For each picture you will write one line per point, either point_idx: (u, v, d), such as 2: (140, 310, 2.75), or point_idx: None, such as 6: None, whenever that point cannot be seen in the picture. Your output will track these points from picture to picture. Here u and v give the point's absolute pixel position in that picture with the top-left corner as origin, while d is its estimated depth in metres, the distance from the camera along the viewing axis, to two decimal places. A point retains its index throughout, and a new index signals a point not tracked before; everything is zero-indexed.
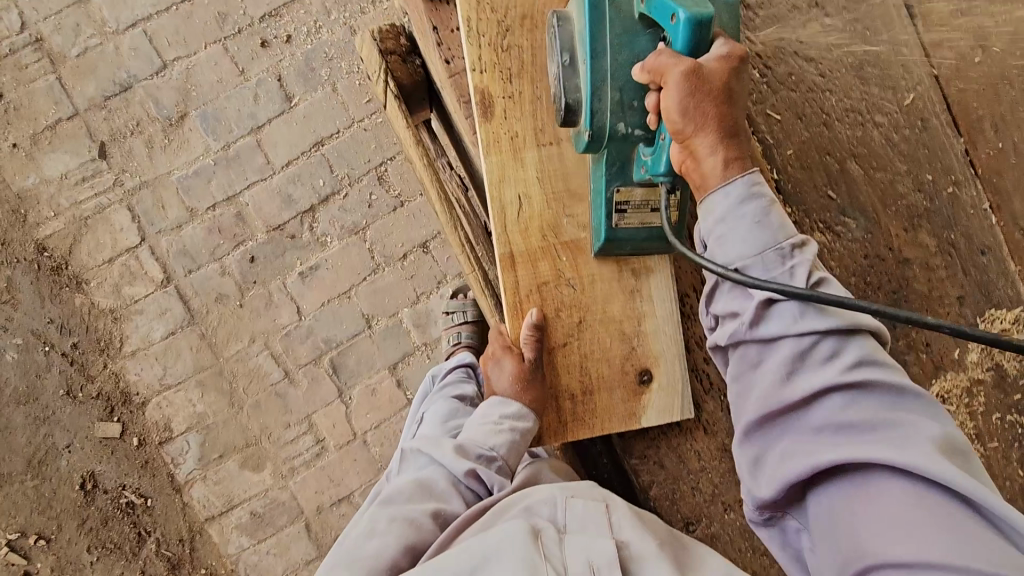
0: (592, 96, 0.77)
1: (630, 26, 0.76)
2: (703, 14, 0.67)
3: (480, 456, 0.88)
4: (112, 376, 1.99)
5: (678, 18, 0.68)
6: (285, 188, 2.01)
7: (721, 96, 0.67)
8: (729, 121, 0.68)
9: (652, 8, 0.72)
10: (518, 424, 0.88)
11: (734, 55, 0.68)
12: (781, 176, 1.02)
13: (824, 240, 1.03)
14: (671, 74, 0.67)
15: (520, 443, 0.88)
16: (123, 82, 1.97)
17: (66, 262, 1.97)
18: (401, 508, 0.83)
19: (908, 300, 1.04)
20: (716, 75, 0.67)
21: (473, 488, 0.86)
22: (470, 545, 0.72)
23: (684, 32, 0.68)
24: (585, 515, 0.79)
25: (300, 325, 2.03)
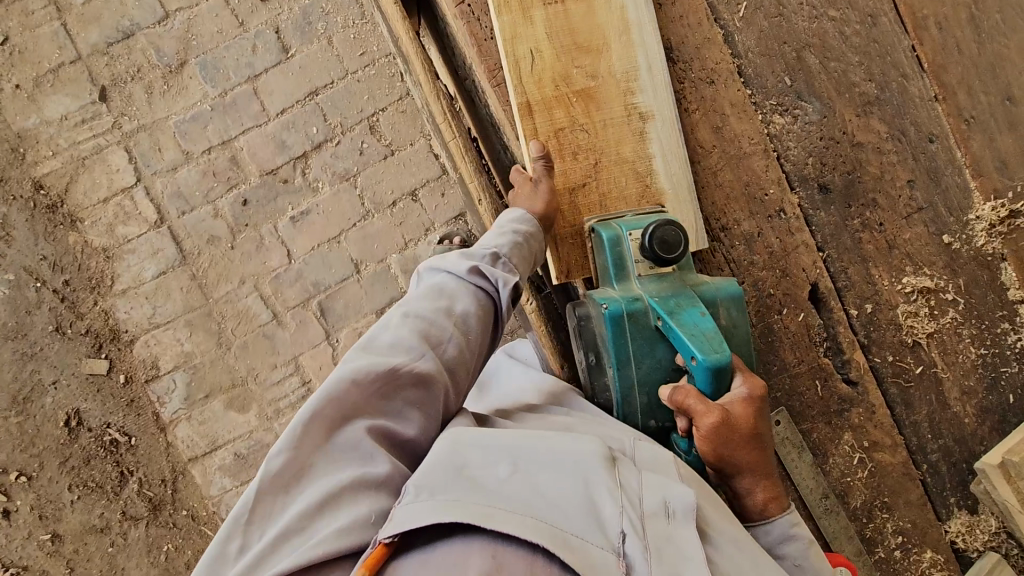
0: (622, 400, 0.97)
1: (647, 329, 0.94)
2: (720, 361, 0.84)
3: (486, 255, 0.93)
4: (101, 313, 2.02)
5: (699, 363, 0.85)
6: (279, 135, 2.08)
7: (749, 439, 0.86)
8: (756, 456, 0.88)
9: (670, 333, 0.90)
10: (522, 225, 0.97)
11: (754, 396, 0.86)
12: (743, 61, 1.09)
13: (783, 122, 1.10)
14: (705, 422, 0.84)
15: (524, 243, 0.96)
16: (126, 30, 2.04)
17: (62, 201, 2.02)
18: (415, 306, 0.87)
19: (862, 181, 1.12)
20: (742, 420, 0.85)
21: (479, 283, 0.92)
22: (557, 444, 0.79)
23: (705, 378, 0.86)
24: (656, 462, 0.87)
25: (289, 268, 2.07)
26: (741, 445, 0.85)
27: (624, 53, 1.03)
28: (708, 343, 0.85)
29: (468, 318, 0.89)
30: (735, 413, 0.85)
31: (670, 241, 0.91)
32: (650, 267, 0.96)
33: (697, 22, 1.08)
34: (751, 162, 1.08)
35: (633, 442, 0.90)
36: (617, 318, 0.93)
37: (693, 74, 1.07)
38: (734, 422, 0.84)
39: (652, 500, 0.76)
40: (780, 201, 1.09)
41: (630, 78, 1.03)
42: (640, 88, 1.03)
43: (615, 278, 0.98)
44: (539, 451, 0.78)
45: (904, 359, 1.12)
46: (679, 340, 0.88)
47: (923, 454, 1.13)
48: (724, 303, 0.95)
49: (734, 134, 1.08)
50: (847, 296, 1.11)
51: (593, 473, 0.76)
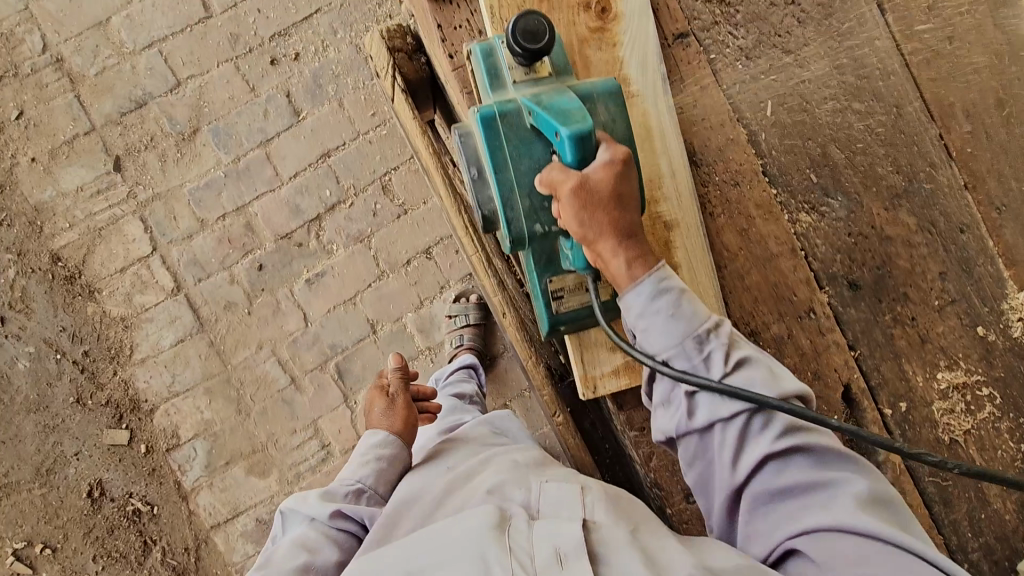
0: (505, 207, 0.90)
1: (521, 129, 0.89)
2: (583, 128, 0.80)
3: (348, 492, 1.13)
4: (121, 383, 2.03)
5: (563, 135, 0.80)
6: (293, 199, 2.08)
7: (611, 202, 0.81)
8: (623, 219, 0.82)
9: (539, 120, 0.86)
10: (383, 449, 1.20)
11: (616, 159, 0.82)
12: (766, 160, 1.08)
13: (809, 220, 1.08)
14: (564, 188, 0.81)
15: (385, 468, 1.18)
16: (139, 99, 2.05)
17: (80, 272, 2.03)
18: (275, 572, 0.99)
19: (892, 276, 1.09)
20: (603, 183, 0.81)
21: (341, 526, 1.07)
22: (444, 537, 0.86)
23: (571, 149, 0.81)
24: (556, 505, 0.92)
25: (307, 331, 2.07)
26: (603, 209, 0.81)
27: (648, 161, 1.02)
28: (570, 116, 0.81)
29: (327, 566, 1.01)
30: (595, 178, 0.81)
31: (534, 30, 0.84)
32: (525, 73, 0.92)
33: (719, 123, 1.06)
34: (778, 263, 1.07)
35: (533, 492, 0.96)
36: (488, 118, 0.89)
37: (717, 177, 1.06)
38: (593, 187, 0.80)
39: (542, 554, 0.81)
40: (809, 302, 1.07)
41: (654, 185, 1.02)
42: (664, 196, 1.02)
43: (491, 88, 0.94)
44: (429, 553, 0.85)
45: (941, 456, 1.10)
46: (546, 119, 0.83)
47: (964, 553, 1.09)
48: (602, 100, 0.91)
49: (760, 236, 1.06)
50: (880, 394, 1.09)
51: (479, 548, 0.82)
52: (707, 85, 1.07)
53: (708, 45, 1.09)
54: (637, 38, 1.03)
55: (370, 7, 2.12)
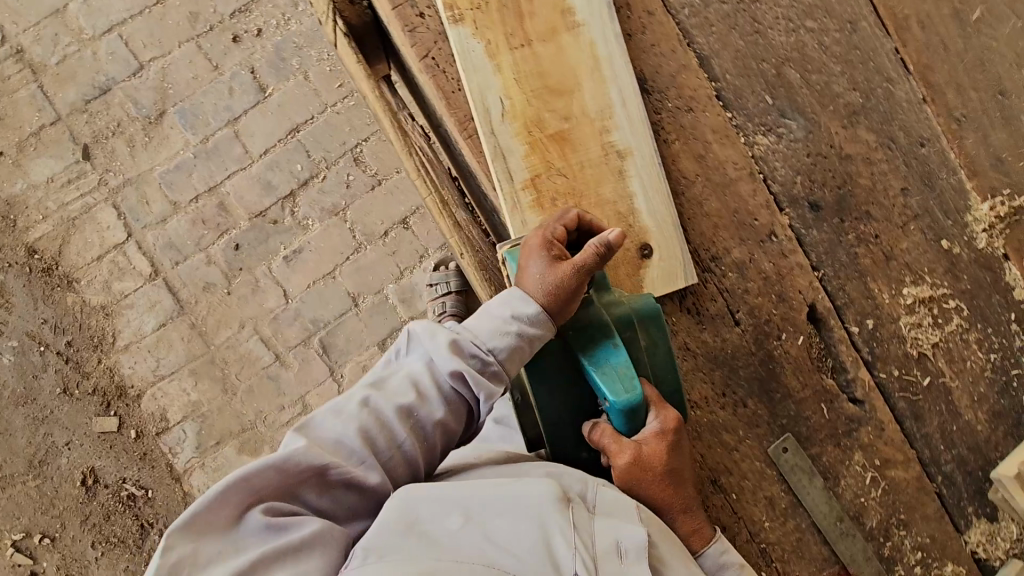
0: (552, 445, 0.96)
1: (569, 396, 0.93)
2: (631, 401, 0.83)
3: (475, 355, 0.86)
4: (106, 371, 2.03)
5: (611, 404, 0.84)
6: (265, 176, 2.07)
7: (661, 477, 0.88)
8: (671, 491, 0.90)
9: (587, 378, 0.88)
10: (529, 327, 0.86)
11: (666, 430, 0.88)
12: (720, 85, 1.06)
13: (767, 142, 1.07)
14: (619, 460, 0.87)
15: (523, 349, 0.87)
16: (102, 85, 2.04)
17: (57, 263, 2.02)
18: (382, 399, 0.85)
19: (853, 195, 1.08)
20: (655, 457, 0.87)
21: (457, 386, 0.87)
22: (515, 490, 0.79)
23: (619, 419, 0.87)
24: (615, 504, 0.85)
25: (287, 308, 2.06)
26: (655, 482, 0.88)
27: (597, 91, 1.00)
28: (620, 383, 0.84)
29: (429, 422, 0.87)
30: (647, 450, 0.87)
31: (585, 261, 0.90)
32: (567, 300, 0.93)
33: (670, 49, 1.05)
34: (736, 187, 1.05)
35: (592, 486, 0.86)
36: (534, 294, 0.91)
37: (670, 104, 1.04)
38: (647, 459, 0.87)
39: (605, 544, 0.77)
40: (770, 225, 1.06)
41: (605, 116, 1.00)
42: (616, 125, 1.00)
43: None
44: (498, 501, 0.78)
45: (910, 371, 1.09)
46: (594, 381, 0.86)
47: (936, 465, 1.09)
48: (643, 326, 0.92)
49: (718, 161, 1.05)
50: (847, 314, 1.08)
51: (543, 515, 0.77)
52: (655, 11, 1.05)
53: None
54: None
55: None
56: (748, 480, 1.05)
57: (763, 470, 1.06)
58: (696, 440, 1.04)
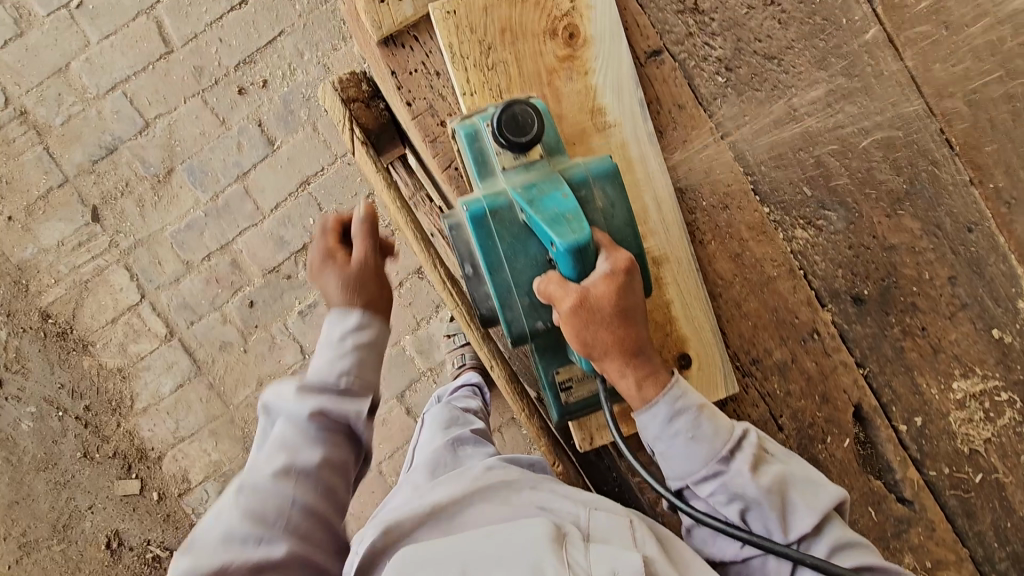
0: (502, 307, 0.86)
1: (514, 225, 0.84)
2: (579, 241, 0.77)
3: (327, 388, 0.92)
4: (125, 434, 2.01)
5: (559, 250, 0.77)
6: (277, 231, 2.03)
7: (614, 318, 0.78)
8: (627, 336, 0.80)
9: (534, 225, 0.82)
10: (360, 335, 0.97)
11: (616, 269, 0.78)
12: (756, 178, 1.01)
13: (806, 236, 1.02)
14: (564, 305, 0.78)
15: (366, 358, 0.96)
16: (108, 145, 2.00)
17: (71, 326, 2.00)
18: (253, 473, 0.86)
19: (898, 287, 1.03)
20: (604, 297, 0.78)
21: (320, 424, 0.90)
22: (500, 537, 0.80)
23: (568, 262, 0.79)
24: (610, 530, 0.86)
25: (305, 364, 2.03)
26: (606, 326, 0.78)
27: (630, 196, 0.96)
28: (568, 227, 0.78)
29: (312, 468, 0.88)
30: (596, 292, 0.77)
31: (522, 119, 0.82)
32: (514, 159, 0.85)
33: (703, 143, 1.00)
34: (776, 286, 1.01)
35: (586, 513, 0.89)
36: (478, 219, 0.83)
37: (705, 202, 1.00)
38: (595, 302, 0.77)
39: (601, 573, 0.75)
40: (812, 322, 1.01)
41: (639, 221, 0.96)
42: (650, 231, 0.96)
43: (480, 175, 0.88)
44: (483, 551, 0.78)
45: (960, 467, 1.05)
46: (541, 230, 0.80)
47: (991, 565, 1.05)
48: (598, 182, 0.84)
49: (756, 259, 1.01)
50: (893, 411, 1.04)
51: (535, 558, 0.76)
52: (685, 103, 1.01)
53: (683, 59, 1.02)
54: (609, 63, 0.96)
55: (333, 23, 2.03)
56: None
57: None
58: None
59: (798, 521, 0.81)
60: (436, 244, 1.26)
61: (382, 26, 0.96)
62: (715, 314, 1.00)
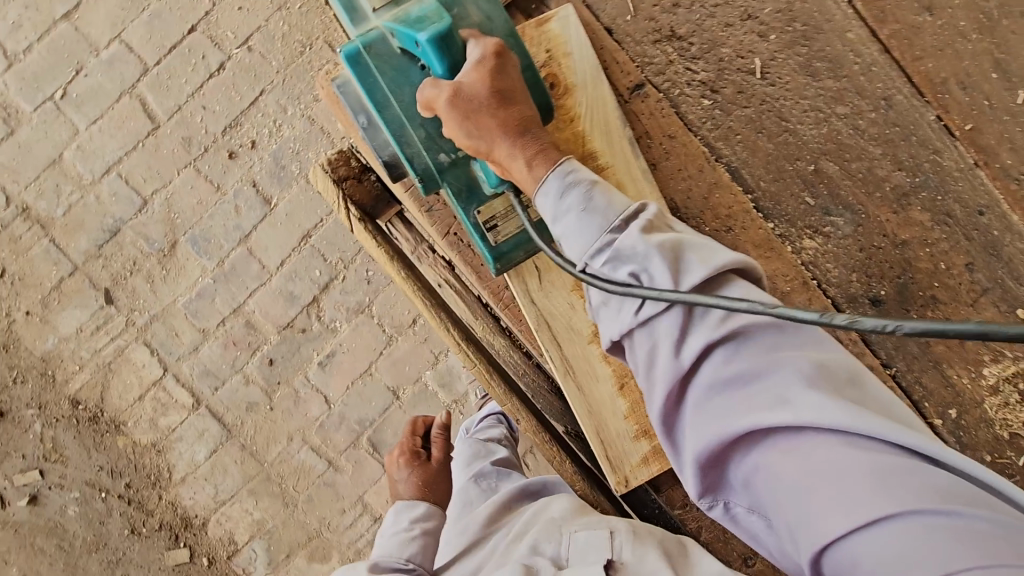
0: (401, 142, 0.94)
1: (393, 59, 0.91)
2: (440, 31, 0.82)
3: (398, 566, 1.12)
4: (168, 505, 2.04)
5: (424, 46, 0.83)
6: (285, 287, 2.05)
7: (490, 98, 0.81)
8: (503, 114, 0.82)
9: (405, 43, 0.87)
10: (425, 523, 1.25)
11: (484, 54, 0.83)
12: (756, 195, 1.02)
13: (816, 245, 1.02)
14: (439, 99, 0.82)
15: (428, 544, 1.21)
16: (111, 228, 2.03)
17: (101, 409, 2.04)
18: None
19: (915, 281, 1.01)
20: (476, 81, 0.82)
21: None
22: None
23: (436, 56, 0.84)
24: (587, 548, 1.00)
25: (331, 413, 2.05)
26: (482, 108, 0.81)
27: None
28: (428, 22, 0.84)
29: None
30: (468, 81, 0.82)
31: None
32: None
33: (699, 169, 1.01)
34: (792, 301, 1.01)
35: (567, 539, 1.04)
36: (357, 56, 0.90)
37: (709, 227, 1.01)
38: (468, 90, 0.81)
39: None
40: (833, 331, 1.01)
41: None
42: None
43: (357, 25, 0.95)
44: None
45: (1004, 455, 1.01)
46: (407, 37, 0.85)
47: None
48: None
49: (768, 277, 1.01)
50: (926, 407, 1.03)
51: None
52: (676, 132, 1.02)
53: (667, 88, 1.03)
54: (597, 109, 0.99)
55: (311, 74, 2.03)
56: None
57: None
58: None
59: (690, 276, 0.69)
60: (444, 294, 1.27)
61: None
62: None
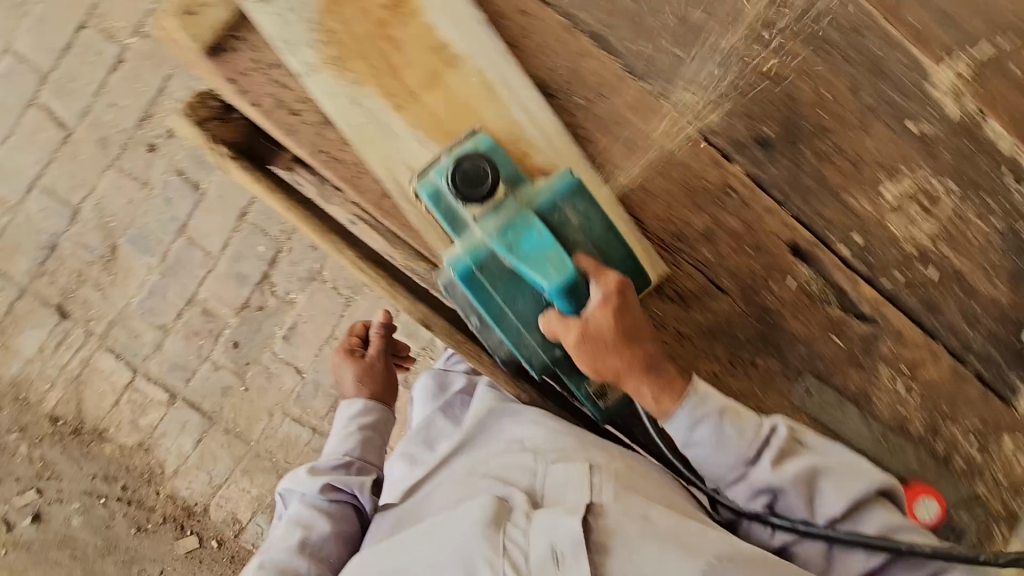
0: (518, 345, 0.94)
1: (505, 275, 0.88)
2: (565, 279, 0.84)
3: (337, 465, 1.21)
4: (168, 498, 2.10)
5: (549, 290, 0.85)
6: (233, 269, 2.05)
7: (618, 343, 0.86)
8: (634, 353, 0.87)
9: (520, 271, 0.86)
10: (363, 418, 1.28)
11: (608, 296, 0.85)
12: (626, 57, 0.98)
13: (694, 97, 0.99)
14: (569, 340, 0.87)
15: (368, 438, 1.26)
16: (48, 243, 2.02)
17: (81, 420, 2.07)
18: (276, 548, 1.11)
19: (801, 116, 1.01)
20: (604, 326, 0.85)
21: (334, 497, 1.16)
22: (441, 537, 0.90)
23: (562, 301, 0.86)
24: (563, 490, 0.93)
25: (305, 383, 2.08)
26: (610, 352, 0.86)
27: (501, 121, 0.92)
28: (550, 265, 0.85)
29: (323, 539, 1.10)
30: (595, 321, 0.85)
31: (474, 173, 0.86)
32: (483, 206, 0.87)
33: (559, 41, 0.96)
34: (677, 158, 0.98)
35: (542, 472, 0.97)
36: (469, 277, 0.88)
37: (580, 99, 0.96)
38: (596, 332, 0.85)
39: (539, 549, 0.82)
40: (723, 182, 0.99)
41: (519, 142, 0.93)
42: (534, 148, 0.93)
43: (456, 232, 0.89)
44: (428, 554, 0.88)
45: (913, 268, 1.05)
46: (529, 277, 0.86)
47: (967, 349, 1.07)
48: (565, 201, 0.88)
49: (649, 138, 0.97)
50: (831, 239, 1.03)
51: (468, 552, 0.84)
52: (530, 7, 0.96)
53: None
54: None
55: None
56: None
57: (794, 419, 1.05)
58: None
59: (825, 506, 0.90)
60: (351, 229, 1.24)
61: (198, 35, 0.89)
62: (625, 206, 0.98)
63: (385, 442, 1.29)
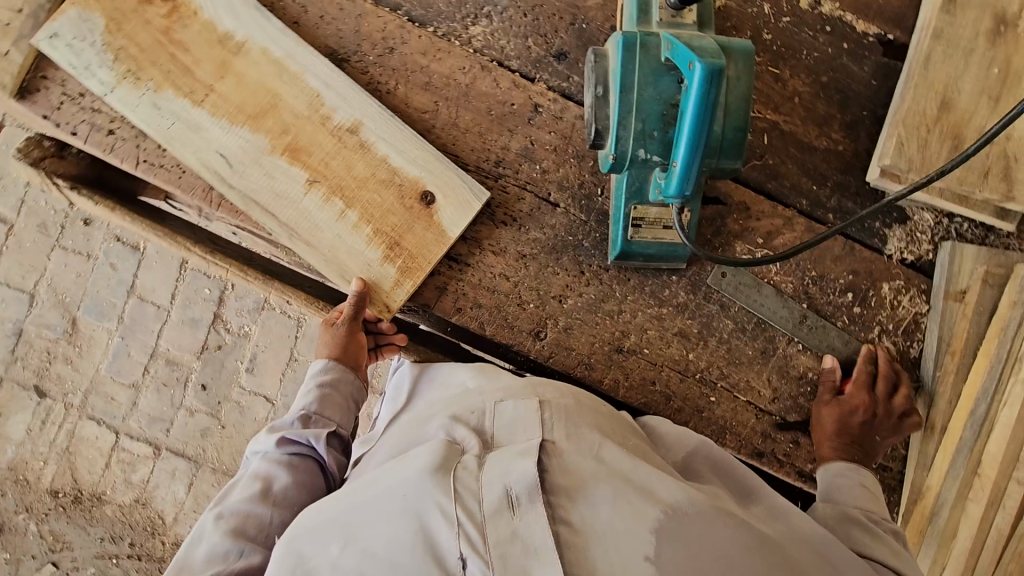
0: (619, 121, 0.88)
1: (654, 61, 0.87)
2: (718, 66, 0.76)
3: (295, 420, 0.94)
4: (174, 545, 2.15)
5: (691, 68, 0.77)
6: (186, 316, 2.14)
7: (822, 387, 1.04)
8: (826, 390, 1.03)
9: (673, 54, 0.83)
10: (325, 376, 1.01)
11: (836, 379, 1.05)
12: (406, 8, 1.04)
13: (482, 29, 1.04)
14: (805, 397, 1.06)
15: (332, 395, 1.00)
16: (14, 330, 2.15)
17: (80, 488, 2.17)
18: (228, 502, 0.83)
19: (590, 22, 1.04)
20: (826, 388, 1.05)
21: (293, 450, 0.91)
22: (384, 486, 0.65)
23: (697, 81, 0.77)
24: (512, 425, 0.72)
25: (277, 409, 2.13)
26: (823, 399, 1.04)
27: (296, 91, 0.97)
28: (709, 52, 0.78)
29: (288, 491, 0.86)
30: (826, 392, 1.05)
31: None
32: (671, 16, 0.92)
33: (340, 8, 1.02)
34: (478, 88, 1.03)
35: (490, 410, 0.76)
36: (628, 42, 0.87)
37: (372, 56, 1.02)
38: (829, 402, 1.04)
39: (490, 495, 0.61)
40: (529, 101, 1.03)
41: (317, 107, 0.97)
42: (332, 109, 0.98)
43: (636, 20, 0.94)
44: (370, 504, 0.63)
45: None
46: (681, 52, 0.80)
47: (821, 208, 1.07)
48: (737, 55, 0.86)
49: (446, 76, 1.02)
50: None
51: (416, 501, 0.61)
52: None
53: None
54: None
55: None
56: (651, 331, 1.05)
57: (658, 314, 1.05)
58: (584, 326, 1.03)
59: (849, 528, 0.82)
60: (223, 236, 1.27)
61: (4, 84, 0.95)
62: (439, 146, 1.02)
63: (351, 404, 1.02)
